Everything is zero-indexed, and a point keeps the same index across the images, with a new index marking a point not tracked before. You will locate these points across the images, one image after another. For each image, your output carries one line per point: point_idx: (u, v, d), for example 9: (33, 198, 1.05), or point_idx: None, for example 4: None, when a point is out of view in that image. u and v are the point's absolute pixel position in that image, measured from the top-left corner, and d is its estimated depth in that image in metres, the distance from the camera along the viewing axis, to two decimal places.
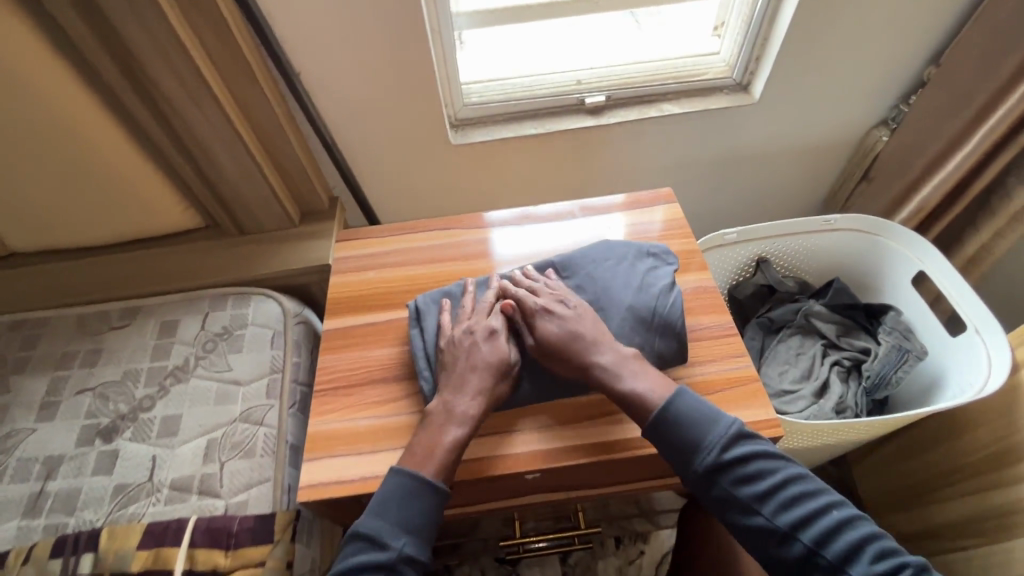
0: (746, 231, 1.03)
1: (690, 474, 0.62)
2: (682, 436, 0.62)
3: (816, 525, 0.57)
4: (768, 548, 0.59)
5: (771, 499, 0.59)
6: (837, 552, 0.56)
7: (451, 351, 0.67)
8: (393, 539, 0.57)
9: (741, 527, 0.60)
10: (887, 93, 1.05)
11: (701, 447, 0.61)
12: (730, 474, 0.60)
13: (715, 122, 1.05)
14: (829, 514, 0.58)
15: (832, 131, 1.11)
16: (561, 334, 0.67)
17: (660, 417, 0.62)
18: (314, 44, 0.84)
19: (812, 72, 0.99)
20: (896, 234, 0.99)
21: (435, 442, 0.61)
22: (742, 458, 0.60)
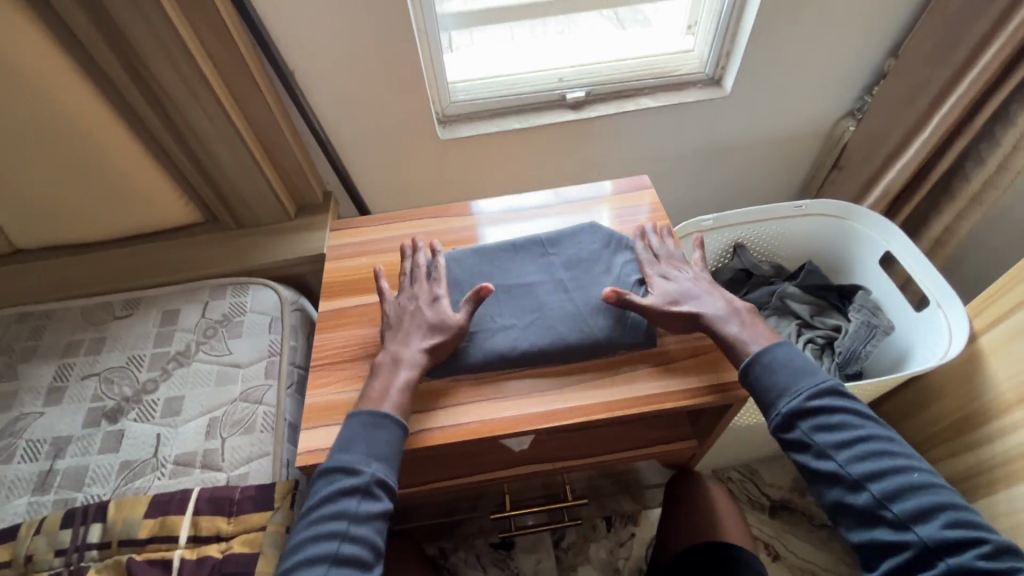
0: (722, 217, 1.08)
1: (771, 415, 0.66)
2: (770, 380, 0.66)
3: (890, 482, 0.60)
4: (834, 493, 0.63)
5: (849, 450, 0.62)
6: (906, 510, 0.59)
7: (397, 313, 0.74)
8: (366, 466, 0.62)
9: (810, 469, 0.64)
10: (852, 85, 1.11)
11: (787, 392, 0.65)
12: (812, 421, 0.64)
13: (690, 115, 1.11)
14: (908, 475, 0.60)
15: (803, 122, 1.17)
16: (677, 292, 0.74)
17: (753, 360, 0.67)
18: (308, 44, 0.89)
19: (779, 66, 1.05)
20: (862, 217, 1.04)
21: (387, 386, 0.68)
22: (827, 409, 0.64)
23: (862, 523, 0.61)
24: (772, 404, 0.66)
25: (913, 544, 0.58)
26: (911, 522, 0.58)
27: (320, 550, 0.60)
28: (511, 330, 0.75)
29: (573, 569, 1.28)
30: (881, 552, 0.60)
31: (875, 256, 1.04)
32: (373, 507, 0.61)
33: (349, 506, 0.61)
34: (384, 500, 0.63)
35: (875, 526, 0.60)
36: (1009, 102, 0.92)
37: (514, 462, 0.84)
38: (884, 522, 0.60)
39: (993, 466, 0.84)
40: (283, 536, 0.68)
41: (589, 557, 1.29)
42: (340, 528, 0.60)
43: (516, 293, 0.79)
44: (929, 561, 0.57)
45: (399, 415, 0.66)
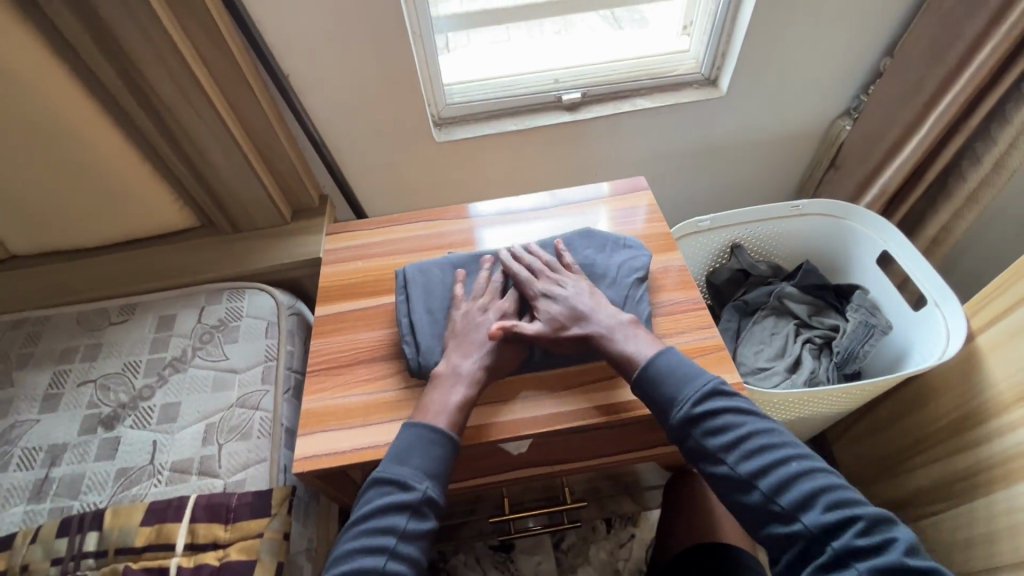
0: (719, 218, 1.08)
1: (665, 424, 0.66)
2: (655, 389, 0.66)
3: (776, 475, 0.60)
4: (732, 495, 0.62)
5: (735, 448, 0.62)
6: (792, 500, 0.59)
7: (463, 321, 0.73)
8: (418, 482, 0.62)
9: (709, 474, 0.64)
10: (848, 85, 1.11)
11: (676, 400, 0.65)
12: (700, 425, 0.64)
13: (686, 115, 1.11)
14: (789, 465, 0.60)
15: (799, 122, 1.17)
16: (568, 311, 0.72)
17: (641, 374, 0.67)
18: (302, 47, 0.89)
19: (775, 66, 1.05)
20: (859, 216, 1.04)
21: (434, 395, 0.67)
22: (714, 411, 0.64)
23: (760, 522, 0.61)
24: (663, 414, 0.66)
25: (802, 536, 0.57)
26: (802, 513, 0.58)
27: (366, 564, 0.59)
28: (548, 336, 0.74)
29: (573, 571, 1.28)
30: (781, 549, 0.59)
31: (873, 256, 1.04)
32: (420, 526, 0.61)
33: (399, 523, 0.61)
34: (430, 519, 0.62)
35: (771, 523, 0.60)
36: (1005, 101, 0.92)
37: (513, 464, 0.84)
38: (779, 516, 0.59)
39: (991, 465, 0.83)
40: (280, 542, 0.68)
41: (588, 559, 1.29)
42: (387, 544, 0.60)
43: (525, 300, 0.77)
44: (818, 550, 0.57)
45: (451, 431, 0.65)
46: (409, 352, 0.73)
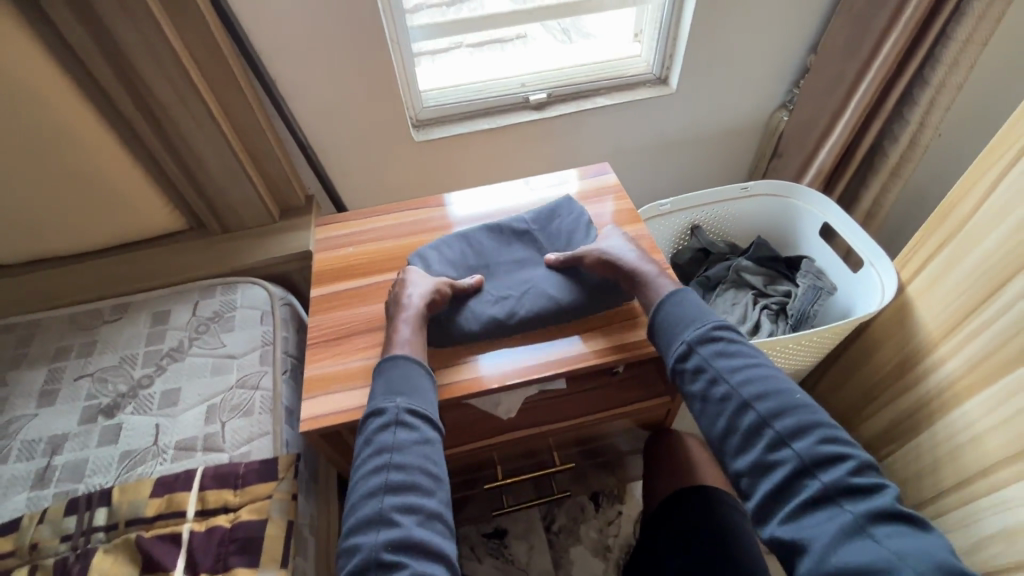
0: (678, 201, 1.19)
1: (676, 344, 0.71)
2: (677, 314, 0.74)
3: (777, 401, 0.64)
4: (725, 415, 0.66)
5: (740, 373, 0.67)
6: (786, 427, 0.62)
7: (394, 291, 0.80)
8: (388, 403, 0.67)
9: (704, 395, 0.68)
10: (781, 80, 1.25)
11: (693, 324, 0.72)
12: (713, 349, 0.69)
13: (642, 111, 1.22)
14: (789, 399, 0.64)
15: (742, 115, 1.30)
16: (609, 249, 0.83)
17: (665, 300, 0.75)
18: (289, 53, 0.96)
19: (716, 64, 1.18)
20: (801, 193, 1.16)
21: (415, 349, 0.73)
22: (725, 339, 0.70)
23: (746, 444, 0.64)
24: (678, 334, 0.72)
25: (789, 459, 0.60)
26: (795, 439, 0.61)
27: (376, 482, 0.62)
28: (495, 298, 0.82)
29: (566, 551, 1.32)
30: (761, 470, 0.62)
31: (815, 228, 1.16)
32: (412, 434, 0.65)
33: (387, 439, 0.64)
34: (420, 427, 0.66)
35: (758, 446, 0.63)
36: (912, 86, 1.06)
37: (505, 428, 0.90)
38: (768, 439, 0.62)
39: (929, 399, 0.93)
40: (289, 502, 0.72)
41: (580, 539, 1.34)
42: (390, 458, 0.63)
43: (498, 272, 0.86)
44: (802, 476, 0.59)
45: (411, 354, 0.72)
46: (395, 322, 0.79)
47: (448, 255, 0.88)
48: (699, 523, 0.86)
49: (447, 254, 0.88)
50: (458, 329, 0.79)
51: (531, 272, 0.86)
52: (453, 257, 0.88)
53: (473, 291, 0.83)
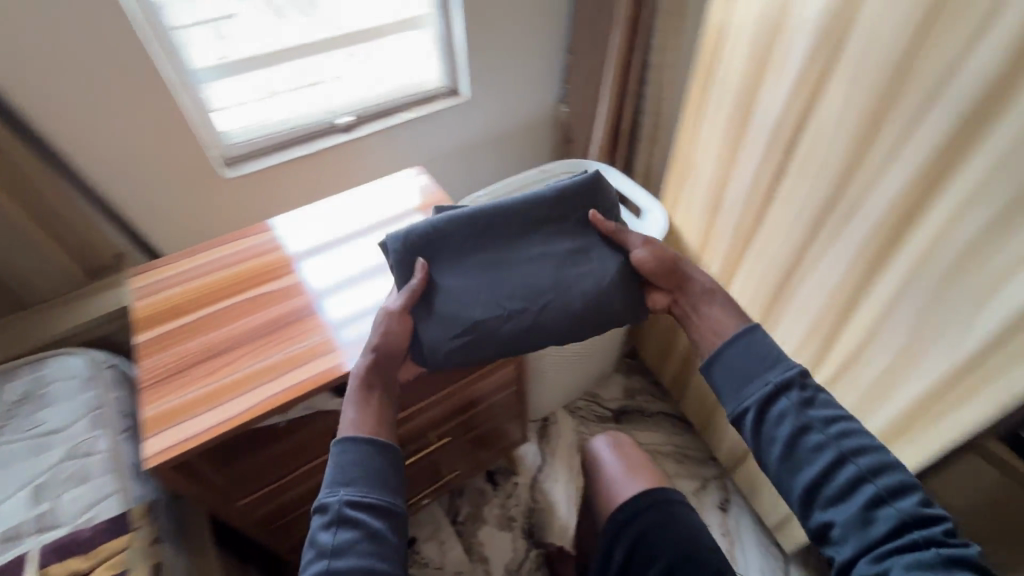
0: (494, 191, 1.35)
1: (759, 383, 0.63)
2: (754, 354, 0.65)
3: (877, 453, 0.57)
4: (819, 467, 0.58)
5: (834, 425, 0.59)
6: (888, 483, 0.56)
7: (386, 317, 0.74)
8: (331, 494, 0.60)
9: (789, 442, 0.59)
10: (552, 79, 1.48)
11: (777, 363, 0.64)
12: (800, 395, 0.61)
13: (444, 119, 1.37)
14: (887, 451, 0.58)
15: (531, 112, 1.51)
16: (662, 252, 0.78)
17: (745, 329, 0.67)
18: (59, 108, 0.92)
19: (496, 72, 1.37)
20: (587, 167, 1.40)
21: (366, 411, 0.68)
22: (813, 384, 0.62)
23: (832, 493, 0.57)
24: (759, 372, 0.64)
25: (892, 516, 0.54)
26: (891, 491, 0.55)
27: None
28: (457, 319, 0.74)
29: (475, 535, 1.38)
30: (851, 525, 0.55)
31: None
32: (354, 531, 0.58)
33: (326, 540, 0.58)
34: (363, 522, 0.59)
35: (849, 499, 0.56)
36: None
37: None
38: (863, 492, 0.56)
39: None
40: (150, 546, 0.72)
41: (485, 519, 1.41)
42: (332, 564, 0.57)
43: (506, 266, 0.77)
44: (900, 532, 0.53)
45: (364, 434, 0.65)
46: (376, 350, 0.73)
47: (422, 242, 0.77)
48: (663, 529, 0.90)
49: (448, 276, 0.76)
50: (445, 351, 0.74)
51: (553, 269, 0.77)
52: (456, 283, 0.76)
53: (445, 290, 0.75)
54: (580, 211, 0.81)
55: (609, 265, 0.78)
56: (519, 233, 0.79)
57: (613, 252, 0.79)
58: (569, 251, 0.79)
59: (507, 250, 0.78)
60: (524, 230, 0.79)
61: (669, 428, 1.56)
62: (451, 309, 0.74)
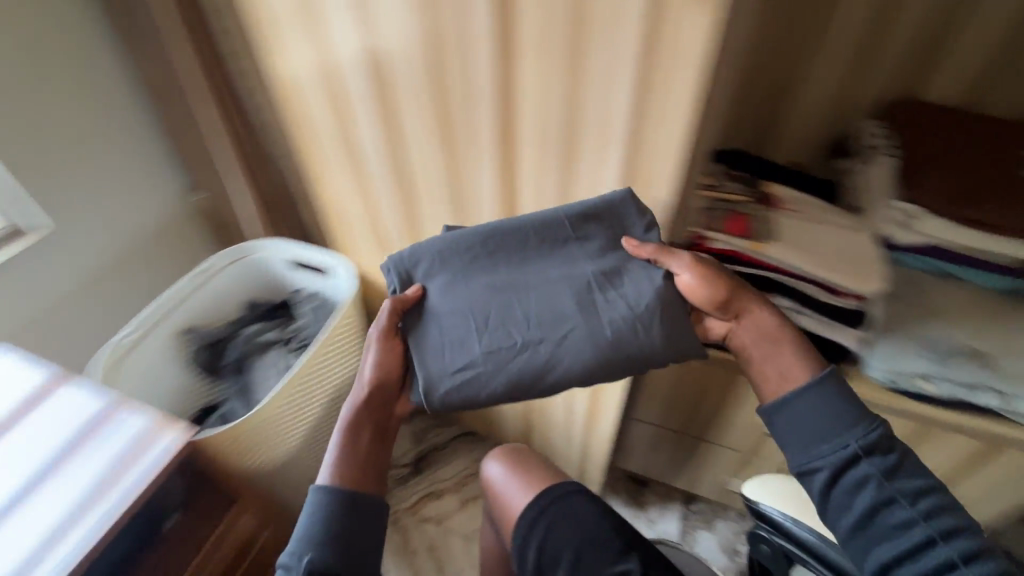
0: (138, 322, 1.08)
1: (833, 446, 0.69)
2: (828, 410, 0.71)
3: (951, 522, 0.64)
4: (888, 534, 0.66)
5: (913, 483, 0.67)
6: (962, 556, 0.62)
7: (382, 343, 0.77)
8: (299, 558, 0.64)
9: (861, 501, 0.67)
10: (167, 171, 1.26)
11: (852, 429, 0.69)
12: (883, 461, 0.67)
13: (25, 269, 1.04)
14: (962, 525, 0.64)
15: (160, 215, 1.27)
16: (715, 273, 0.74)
17: (818, 377, 0.73)
18: None
19: (76, 190, 1.09)
20: (250, 246, 1.22)
21: (341, 451, 0.74)
22: (893, 457, 0.68)
23: (896, 552, 0.64)
24: (835, 437, 0.69)
25: None
26: (963, 555, 0.62)
27: None
28: (450, 355, 0.73)
29: None
30: None
31: (285, 265, 1.25)
32: None
33: None
34: None
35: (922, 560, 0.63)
36: None
37: None
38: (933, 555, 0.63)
39: None
40: None
41: None
42: None
43: (523, 290, 0.74)
44: None
45: (339, 480, 0.71)
46: (366, 372, 0.77)
47: (421, 260, 0.76)
48: (568, 517, 0.90)
49: (440, 298, 0.75)
50: (444, 398, 0.73)
51: (571, 296, 0.73)
52: (459, 311, 0.74)
53: (432, 314, 0.75)
54: (608, 234, 0.74)
55: (645, 288, 0.72)
56: (532, 256, 0.75)
57: (652, 274, 0.72)
58: (598, 275, 0.73)
59: (520, 286, 0.74)
60: (536, 250, 0.74)
61: (468, 449, 1.56)
62: (454, 334, 0.73)
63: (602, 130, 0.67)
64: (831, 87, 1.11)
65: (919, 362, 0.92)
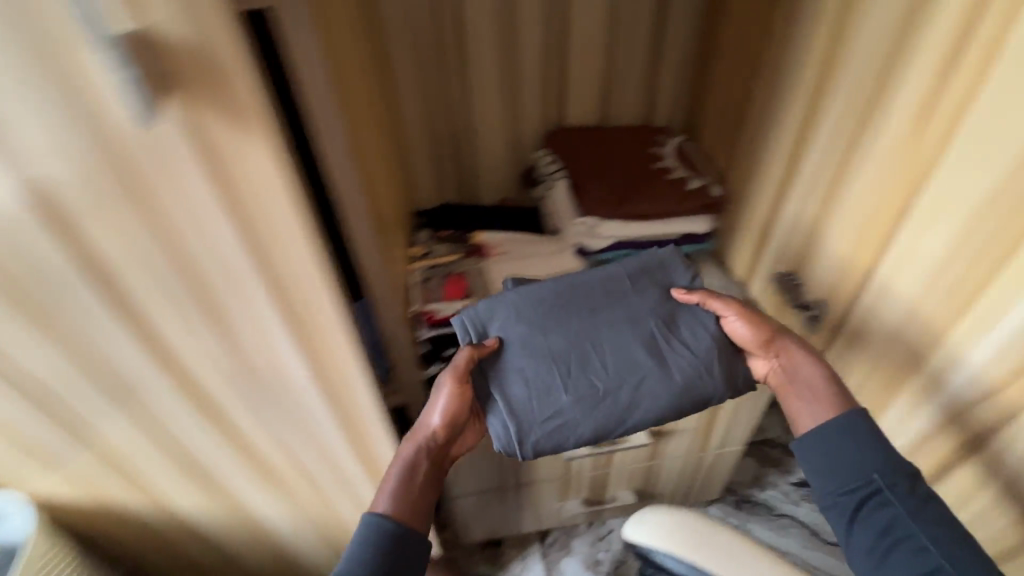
0: None
1: (854, 479, 0.71)
2: (856, 447, 0.73)
3: (960, 559, 0.63)
4: (904, 569, 0.65)
5: (933, 527, 0.66)
6: None
7: (458, 394, 0.78)
8: None
9: (884, 530, 0.67)
10: None
11: (875, 465, 0.71)
12: (909, 499, 0.69)
13: None
14: (972, 560, 0.63)
15: None
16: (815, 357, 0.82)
17: (865, 418, 0.75)
18: None
19: None
20: None
21: (399, 495, 0.77)
22: (912, 496, 0.69)
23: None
24: (860, 475, 0.71)
25: None
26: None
27: None
28: (533, 404, 0.77)
29: None
30: None
31: None
32: None
33: None
34: None
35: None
36: None
37: None
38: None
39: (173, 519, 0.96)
40: None
41: None
42: None
43: (596, 338, 0.80)
44: None
45: (394, 515, 0.75)
46: (436, 420, 0.81)
47: (494, 316, 0.82)
48: None
49: (514, 347, 0.79)
50: (535, 445, 0.77)
51: (637, 338, 0.80)
52: (540, 366, 0.78)
53: (508, 363, 0.79)
54: (658, 287, 0.86)
55: (701, 335, 0.81)
56: (598, 306, 0.83)
57: (704, 322, 0.82)
58: (660, 326, 0.82)
59: (593, 332, 0.80)
60: (602, 303, 0.83)
61: None
62: (538, 385, 0.77)
63: (226, 273, 0.58)
64: (497, 133, 1.23)
65: None
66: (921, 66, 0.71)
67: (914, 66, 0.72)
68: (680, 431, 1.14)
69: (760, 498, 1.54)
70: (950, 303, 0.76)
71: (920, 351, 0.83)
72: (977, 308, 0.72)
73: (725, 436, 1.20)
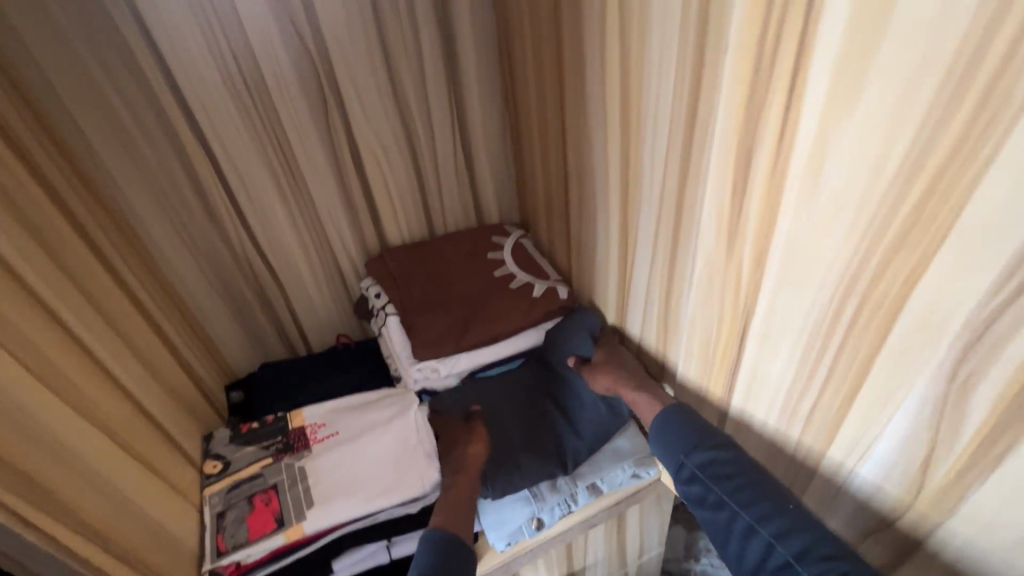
0: None
1: (671, 461, 0.69)
2: (669, 436, 0.70)
3: (769, 510, 0.59)
4: (732, 537, 0.61)
5: (728, 479, 0.63)
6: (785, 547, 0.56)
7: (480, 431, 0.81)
8: None
9: (700, 500, 0.65)
10: None
11: (683, 444, 0.68)
12: (715, 468, 0.64)
13: None
14: (776, 507, 0.59)
15: None
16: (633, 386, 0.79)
17: (673, 410, 0.72)
18: None
19: None
20: None
21: (447, 514, 0.73)
22: (715, 462, 0.65)
23: (743, 555, 0.60)
24: (676, 456, 0.68)
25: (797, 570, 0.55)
26: (772, 533, 0.58)
27: None
28: (495, 456, 0.79)
29: None
30: None
31: None
32: None
33: None
34: None
35: (747, 550, 0.59)
36: None
37: None
38: (755, 540, 0.59)
39: None
40: None
41: None
42: None
43: (523, 397, 0.87)
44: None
45: (446, 534, 0.70)
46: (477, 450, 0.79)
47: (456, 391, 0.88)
48: None
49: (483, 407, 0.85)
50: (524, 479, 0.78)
51: (553, 389, 0.88)
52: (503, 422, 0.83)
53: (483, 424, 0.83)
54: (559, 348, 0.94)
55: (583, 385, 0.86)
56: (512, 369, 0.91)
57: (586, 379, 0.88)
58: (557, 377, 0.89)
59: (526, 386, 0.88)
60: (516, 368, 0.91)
61: None
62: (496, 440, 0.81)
63: None
64: (309, 271, 1.05)
65: (560, 487, 0.84)
66: (705, 168, 0.56)
67: (700, 168, 0.57)
68: (588, 565, 0.99)
69: (698, 571, 1.41)
70: (818, 428, 0.58)
71: (796, 474, 0.65)
72: (845, 439, 0.55)
73: (640, 549, 1.06)
